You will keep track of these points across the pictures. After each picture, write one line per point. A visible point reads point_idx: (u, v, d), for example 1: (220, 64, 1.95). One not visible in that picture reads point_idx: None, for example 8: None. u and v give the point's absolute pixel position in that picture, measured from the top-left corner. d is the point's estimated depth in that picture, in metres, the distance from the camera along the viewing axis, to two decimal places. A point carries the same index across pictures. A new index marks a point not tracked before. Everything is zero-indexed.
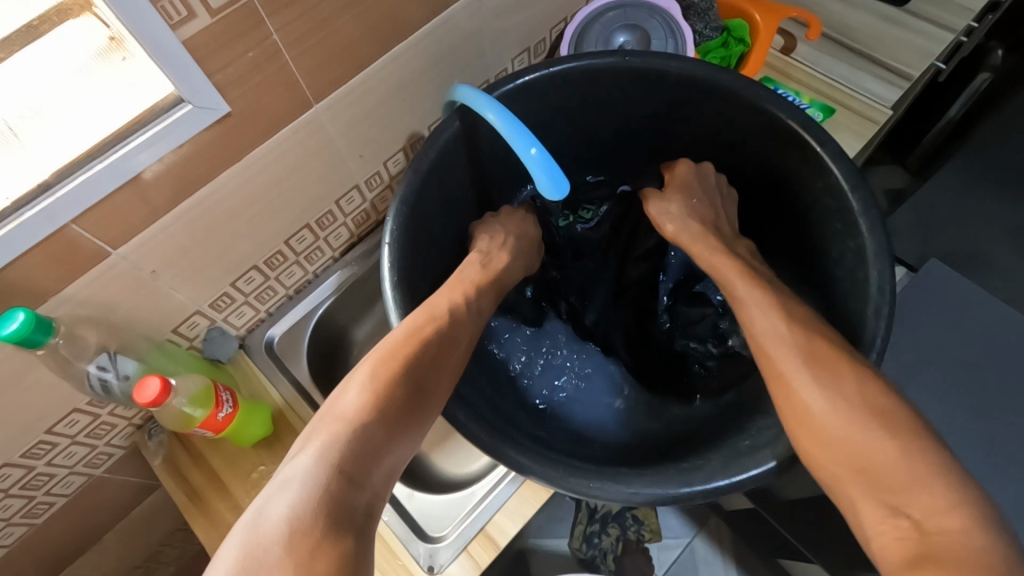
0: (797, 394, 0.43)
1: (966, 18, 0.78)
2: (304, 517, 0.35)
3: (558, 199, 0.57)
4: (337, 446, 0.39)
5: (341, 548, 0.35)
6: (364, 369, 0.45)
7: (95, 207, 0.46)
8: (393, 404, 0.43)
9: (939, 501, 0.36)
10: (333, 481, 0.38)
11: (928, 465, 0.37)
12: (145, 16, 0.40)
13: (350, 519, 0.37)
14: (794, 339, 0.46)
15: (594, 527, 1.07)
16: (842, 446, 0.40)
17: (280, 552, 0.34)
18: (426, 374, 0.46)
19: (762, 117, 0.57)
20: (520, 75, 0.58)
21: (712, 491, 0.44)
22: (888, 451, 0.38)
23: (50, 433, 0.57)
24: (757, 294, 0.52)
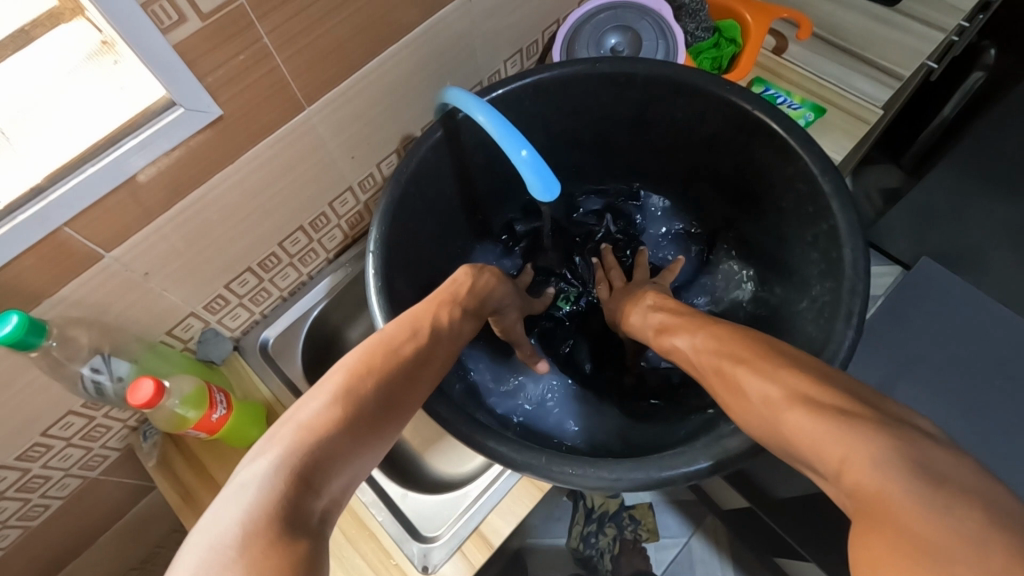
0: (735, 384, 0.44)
1: (956, 18, 0.78)
2: (259, 520, 0.33)
3: (548, 200, 0.57)
4: (299, 450, 0.37)
5: (297, 551, 0.32)
6: (332, 377, 0.43)
7: (89, 210, 0.47)
8: (362, 408, 0.41)
9: (843, 459, 0.35)
10: (292, 485, 0.35)
11: (832, 424, 0.37)
12: (135, 20, 0.40)
13: (307, 525, 0.34)
14: (720, 345, 0.48)
15: (592, 527, 1.10)
16: (772, 433, 0.41)
17: (231, 558, 0.31)
18: (398, 377, 0.44)
19: (736, 112, 0.60)
20: (496, 87, 0.60)
21: (695, 475, 0.45)
22: (807, 419, 0.38)
23: (45, 435, 0.57)
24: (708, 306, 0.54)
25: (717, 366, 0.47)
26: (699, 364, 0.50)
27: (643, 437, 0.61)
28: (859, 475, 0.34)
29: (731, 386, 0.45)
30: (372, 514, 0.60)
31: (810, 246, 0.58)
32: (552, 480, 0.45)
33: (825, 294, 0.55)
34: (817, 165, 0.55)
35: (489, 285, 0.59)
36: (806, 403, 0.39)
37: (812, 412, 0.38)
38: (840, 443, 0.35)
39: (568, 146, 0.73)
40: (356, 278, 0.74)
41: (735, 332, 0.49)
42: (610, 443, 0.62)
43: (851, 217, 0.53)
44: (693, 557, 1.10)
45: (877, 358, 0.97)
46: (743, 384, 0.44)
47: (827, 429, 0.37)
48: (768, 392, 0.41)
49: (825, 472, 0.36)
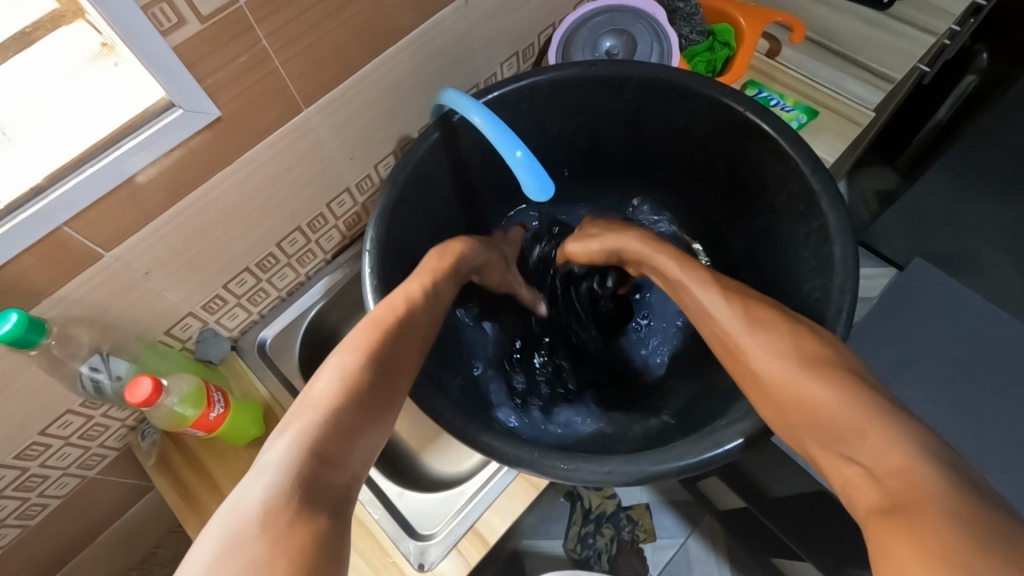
0: (752, 363, 0.48)
1: (946, 22, 0.80)
2: (279, 497, 0.36)
3: (543, 200, 0.58)
4: (312, 431, 0.40)
5: (317, 522, 0.35)
6: (335, 361, 0.46)
7: (89, 210, 0.47)
8: (363, 390, 0.44)
9: (886, 443, 0.40)
10: (307, 463, 0.38)
11: (871, 411, 0.42)
12: (136, 22, 0.40)
13: (325, 499, 0.37)
14: (745, 313, 0.51)
15: (589, 528, 1.11)
16: (791, 402, 0.45)
17: (257, 531, 0.34)
18: (393, 355, 0.48)
19: (728, 114, 0.61)
20: (491, 90, 0.61)
21: (695, 467, 0.45)
22: (839, 404, 0.43)
23: (44, 434, 0.57)
24: (694, 274, 0.56)
25: (745, 330, 0.50)
26: (712, 331, 0.53)
27: (630, 433, 0.62)
28: (898, 459, 0.38)
29: (756, 352, 0.48)
30: (369, 512, 0.60)
31: (803, 243, 0.59)
32: (545, 475, 0.46)
33: (816, 294, 0.55)
34: (808, 165, 0.56)
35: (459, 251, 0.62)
36: (848, 384, 0.43)
37: (851, 391, 0.43)
38: (881, 430, 0.40)
39: (564, 149, 0.73)
40: (354, 278, 0.75)
41: (757, 301, 0.52)
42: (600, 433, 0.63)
43: (841, 215, 0.53)
44: (690, 556, 1.11)
45: (871, 358, 0.98)
46: (767, 351, 0.48)
47: (872, 415, 0.41)
48: (804, 364, 0.45)
49: (854, 451, 0.41)
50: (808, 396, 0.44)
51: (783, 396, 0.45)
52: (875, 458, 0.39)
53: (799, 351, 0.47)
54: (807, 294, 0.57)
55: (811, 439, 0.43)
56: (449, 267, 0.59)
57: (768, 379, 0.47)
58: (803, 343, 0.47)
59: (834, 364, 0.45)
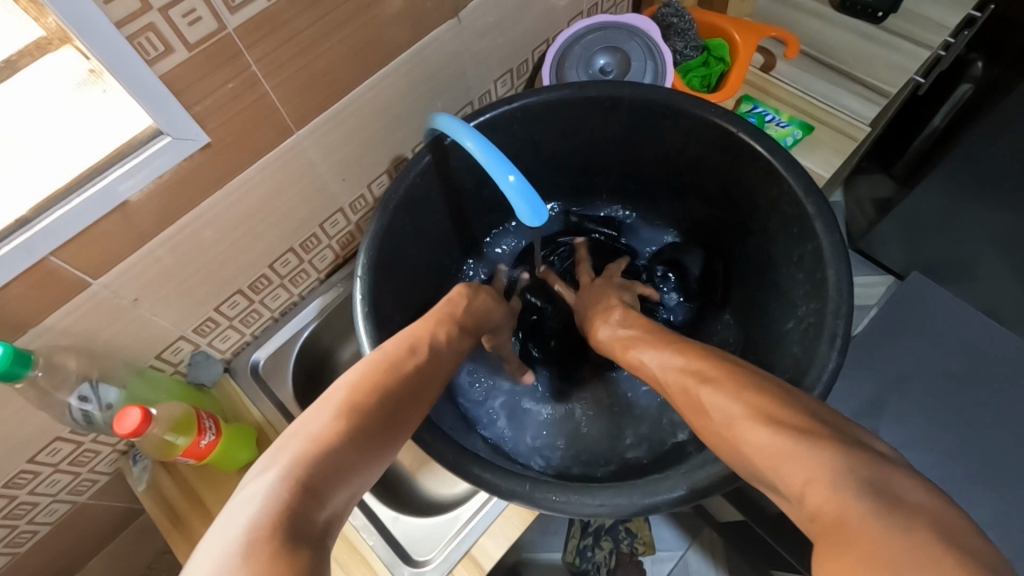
0: (696, 419, 0.48)
1: (941, 35, 0.80)
2: (263, 527, 0.34)
3: (536, 225, 0.57)
4: (304, 461, 0.39)
5: (299, 557, 0.33)
6: (337, 393, 0.46)
7: (76, 239, 0.46)
8: (362, 423, 0.43)
9: (804, 477, 0.37)
10: (297, 494, 0.37)
11: (795, 442, 0.39)
12: (121, 50, 0.40)
13: (309, 534, 0.35)
14: (690, 366, 0.51)
15: (587, 541, 1.05)
16: (728, 451, 0.44)
17: (235, 563, 0.33)
18: (391, 389, 0.47)
19: (722, 136, 0.60)
20: (484, 111, 0.61)
21: (707, 487, 0.45)
22: (775, 445, 0.40)
23: (33, 462, 0.57)
24: (649, 338, 0.58)
25: (681, 383, 0.51)
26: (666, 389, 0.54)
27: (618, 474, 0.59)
28: (822, 492, 0.36)
29: (696, 409, 0.48)
30: (362, 537, 0.59)
31: (797, 266, 0.58)
32: (536, 506, 0.45)
33: (808, 326, 0.55)
34: (802, 188, 0.55)
35: (487, 304, 0.63)
36: (770, 421, 0.42)
37: (775, 429, 0.41)
38: (800, 461, 0.38)
39: (557, 168, 0.73)
40: (348, 298, 0.74)
41: (711, 354, 0.52)
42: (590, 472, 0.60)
43: (836, 239, 0.53)
44: (691, 569, 1.11)
45: (868, 371, 0.97)
46: (705, 403, 0.47)
47: (796, 449, 0.39)
48: (733, 411, 0.44)
49: (785, 489, 0.39)
50: (739, 440, 0.43)
51: (717, 445, 0.45)
52: (803, 491, 0.37)
53: (742, 398, 0.45)
54: (801, 319, 0.57)
55: (758, 482, 0.42)
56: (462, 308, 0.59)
57: (711, 425, 0.46)
58: (744, 393, 0.45)
59: (771, 402, 0.43)
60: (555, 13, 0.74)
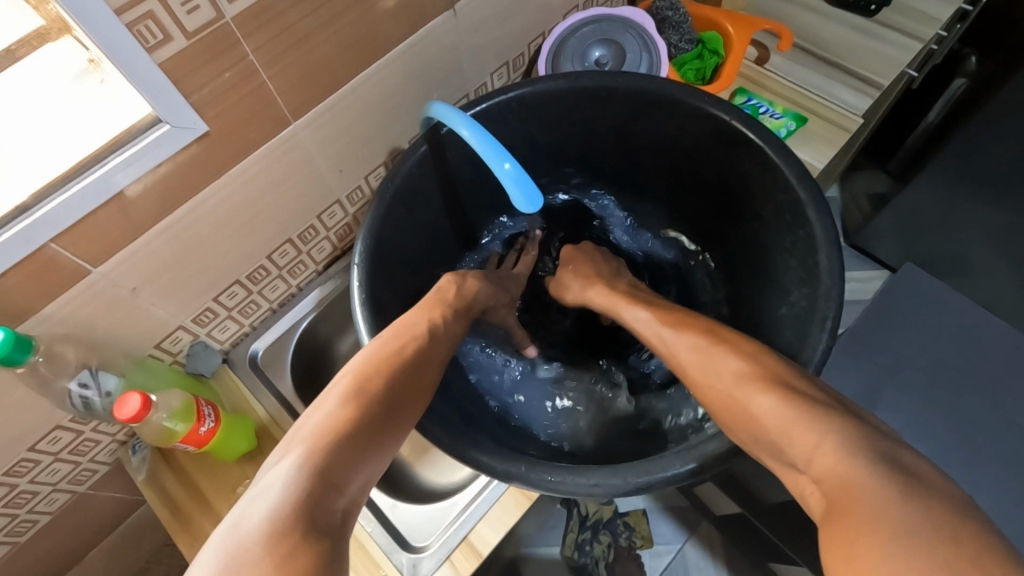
0: (699, 387, 0.50)
1: (934, 27, 0.80)
2: (283, 516, 0.36)
3: (531, 211, 0.59)
4: (318, 451, 0.41)
5: (319, 545, 0.36)
6: (344, 381, 0.47)
7: (75, 226, 0.47)
8: (371, 411, 0.45)
9: (813, 445, 0.40)
10: (314, 484, 0.39)
11: (802, 414, 0.42)
12: (120, 38, 0.40)
13: (327, 522, 0.37)
14: (697, 339, 0.53)
15: (586, 535, 1.10)
16: (733, 415, 0.46)
17: (259, 551, 0.34)
18: (392, 383, 0.48)
19: (715, 126, 0.61)
20: (481, 100, 0.61)
21: (681, 477, 0.45)
22: (781, 414, 0.43)
23: (33, 451, 0.57)
24: (646, 314, 0.60)
25: (690, 354, 0.53)
26: (670, 363, 0.55)
27: (618, 454, 0.59)
28: (831, 460, 0.39)
29: (700, 374, 0.50)
30: (361, 525, 0.60)
31: (790, 253, 0.59)
32: (534, 487, 0.45)
33: (801, 312, 0.55)
34: (795, 175, 0.56)
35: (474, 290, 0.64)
36: (779, 390, 0.44)
37: (784, 398, 0.44)
38: (811, 431, 0.41)
39: (553, 158, 0.73)
40: (345, 290, 0.75)
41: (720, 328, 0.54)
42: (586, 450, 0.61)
43: (828, 225, 0.54)
44: (688, 562, 1.11)
45: (863, 363, 0.98)
46: (715, 370, 0.50)
47: (803, 419, 0.41)
48: (742, 382, 0.47)
49: (792, 458, 0.41)
50: (748, 409, 0.45)
51: (717, 411, 0.48)
52: (812, 460, 0.40)
53: (748, 368, 0.48)
54: (793, 304, 0.58)
55: (758, 447, 0.44)
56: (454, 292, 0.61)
57: (715, 389, 0.49)
58: (749, 364, 0.48)
59: (777, 376, 0.46)
60: (550, 7, 0.74)
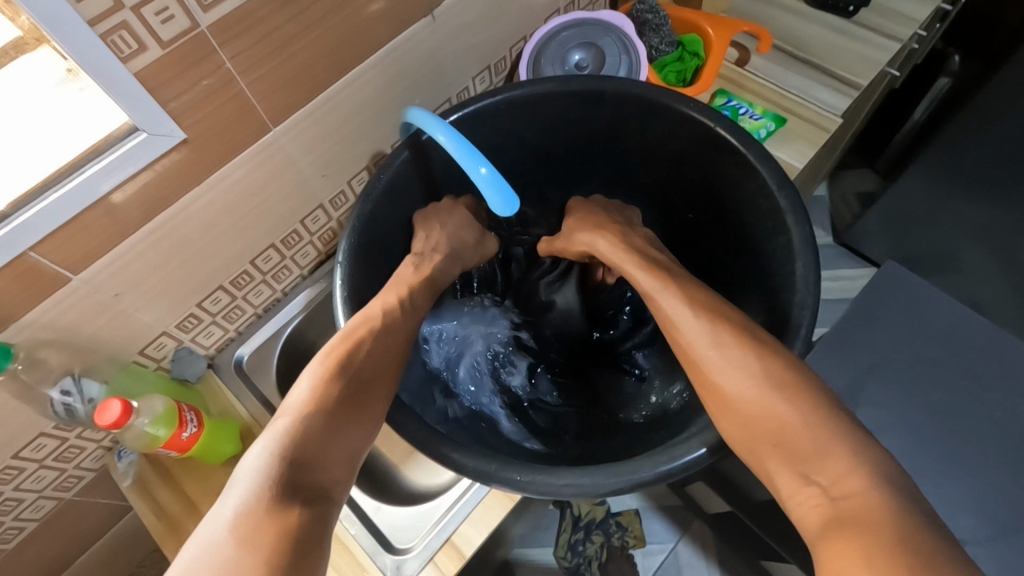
0: (712, 380, 0.49)
1: (912, 27, 0.81)
2: (249, 501, 0.38)
3: (508, 214, 0.59)
4: (284, 437, 0.42)
5: (287, 523, 0.37)
6: (312, 370, 0.48)
7: (55, 233, 0.47)
8: (336, 394, 0.46)
9: (846, 466, 0.41)
10: (280, 467, 0.40)
11: (838, 434, 0.43)
12: (94, 49, 0.41)
13: (297, 500, 0.39)
14: (712, 326, 0.51)
15: (579, 536, 1.10)
16: (759, 419, 0.45)
17: (227, 536, 0.36)
18: (369, 366, 0.49)
19: (697, 129, 0.62)
20: (466, 105, 0.62)
21: (675, 470, 0.46)
22: (810, 429, 0.43)
23: (17, 458, 0.58)
24: (656, 283, 0.57)
25: (708, 340, 0.50)
26: (678, 344, 0.53)
27: (592, 453, 0.60)
28: (854, 482, 0.40)
29: (718, 367, 0.49)
30: (345, 527, 0.60)
31: (770, 259, 0.60)
32: (507, 487, 0.46)
33: (777, 320, 0.56)
34: (775, 183, 0.57)
35: (436, 264, 0.64)
36: (811, 403, 0.45)
37: (818, 415, 0.44)
38: (844, 454, 0.42)
39: (537, 161, 0.74)
40: (331, 294, 0.76)
41: (734, 316, 0.52)
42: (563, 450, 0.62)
43: (805, 231, 0.55)
44: (680, 561, 1.11)
45: (849, 360, 0.98)
46: (733, 365, 0.48)
47: (830, 433, 0.43)
48: (772, 387, 0.46)
49: (814, 473, 0.42)
50: (775, 418, 0.45)
51: (721, 413, 0.47)
52: (833, 480, 0.41)
53: (766, 371, 0.46)
54: (770, 309, 0.59)
55: (772, 457, 0.44)
56: (426, 281, 0.62)
57: (733, 388, 0.47)
58: (770, 369, 0.46)
59: (794, 381, 0.46)
60: (531, 10, 0.75)
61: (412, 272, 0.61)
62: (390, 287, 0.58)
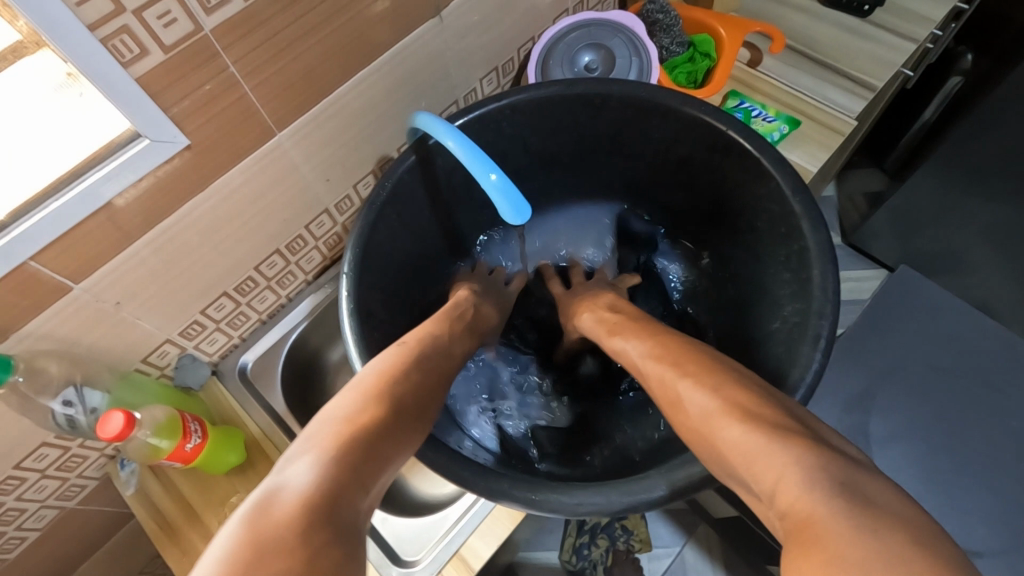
0: (671, 411, 0.50)
1: (927, 28, 0.79)
2: (314, 511, 0.37)
3: (519, 222, 0.59)
4: (346, 448, 0.41)
5: (349, 544, 0.36)
6: (365, 383, 0.48)
7: (56, 242, 0.46)
8: (393, 413, 0.46)
9: (779, 472, 0.39)
10: (345, 480, 0.39)
11: (773, 439, 0.41)
12: (95, 54, 0.40)
13: (356, 521, 0.38)
14: (671, 359, 0.53)
15: (584, 539, 1.07)
16: (706, 446, 0.45)
17: (288, 543, 0.34)
18: (422, 393, 0.50)
19: (706, 132, 0.60)
20: (471, 109, 0.60)
21: (687, 486, 0.46)
22: (751, 447, 0.42)
23: (19, 468, 0.57)
24: (622, 331, 0.60)
25: (660, 376, 0.52)
26: (644, 381, 0.55)
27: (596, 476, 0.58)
28: (793, 491, 0.38)
29: (671, 402, 0.50)
30: None
31: (783, 266, 0.58)
32: (519, 505, 0.45)
33: (793, 329, 0.55)
34: (789, 188, 0.55)
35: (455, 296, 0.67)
36: (746, 416, 0.43)
37: (751, 427, 0.43)
38: (777, 458, 0.40)
39: (545, 166, 0.73)
40: (336, 299, 0.74)
41: (690, 352, 0.53)
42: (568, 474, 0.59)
43: (821, 237, 0.53)
44: (686, 565, 1.10)
45: (860, 365, 0.97)
46: (682, 399, 0.49)
47: (767, 446, 0.41)
48: (710, 411, 0.46)
49: (759, 488, 0.41)
50: (715, 439, 0.44)
51: (688, 440, 0.47)
52: (775, 492, 0.39)
53: (721, 395, 0.46)
54: (785, 317, 0.57)
55: (731, 478, 0.43)
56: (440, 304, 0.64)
57: (686, 419, 0.48)
58: (720, 391, 0.47)
59: (741, 403, 0.45)
60: (538, 11, 0.74)
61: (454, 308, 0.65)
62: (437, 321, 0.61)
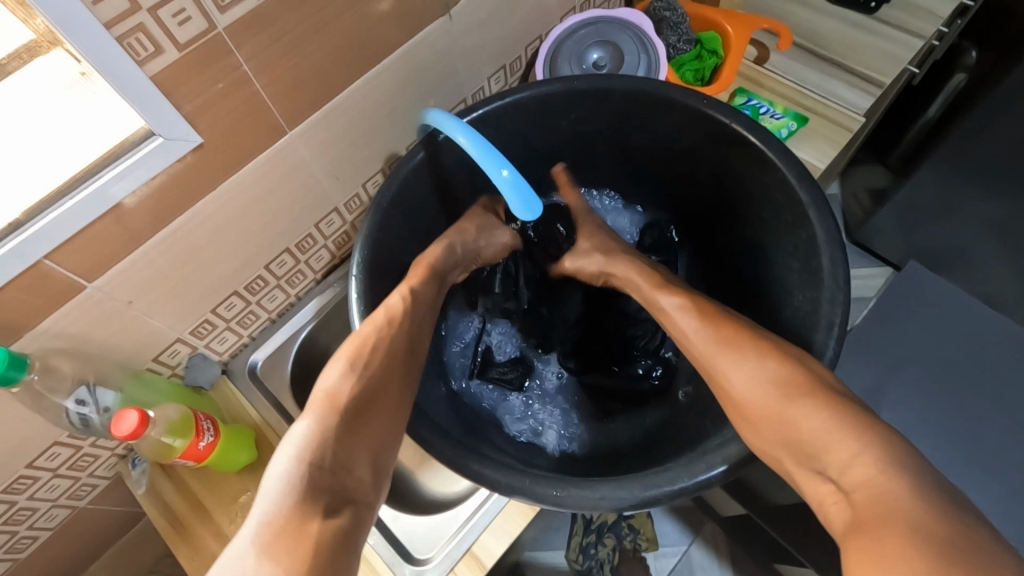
0: (723, 380, 0.52)
1: (933, 23, 0.79)
2: (281, 510, 0.40)
3: (530, 218, 0.59)
4: (310, 445, 0.44)
5: (319, 534, 0.39)
6: (330, 372, 0.50)
7: (70, 242, 0.46)
8: (356, 399, 0.48)
9: (851, 454, 0.43)
10: (310, 474, 0.43)
11: (844, 423, 0.44)
12: (111, 52, 0.40)
13: (327, 508, 0.41)
14: (720, 330, 0.54)
15: (591, 538, 1.04)
16: (769, 421, 0.47)
17: (259, 543, 0.39)
18: (385, 367, 0.51)
19: (710, 125, 0.60)
20: (475, 108, 0.60)
21: (706, 482, 0.45)
22: (831, 431, 0.44)
23: (31, 467, 0.57)
24: (675, 302, 0.59)
25: (712, 347, 0.53)
26: (690, 350, 0.56)
27: (618, 459, 0.60)
28: (862, 474, 0.42)
29: (722, 373, 0.52)
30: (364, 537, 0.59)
31: (792, 256, 0.58)
32: (537, 501, 0.45)
33: (806, 319, 0.54)
34: (796, 178, 0.55)
35: (437, 255, 0.64)
36: (820, 397, 0.46)
37: (825, 410, 0.45)
38: (849, 440, 0.43)
39: (550, 161, 0.73)
40: (344, 298, 0.74)
41: (745, 326, 0.54)
42: (585, 462, 0.60)
43: (831, 229, 0.53)
44: (693, 564, 1.10)
45: (867, 362, 0.97)
46: (740, 372, 0.51)
47: (841, 430, 0.44)
48: (778, 389, 0.47)
49: (824, 466, 0.44)
50: (785, 417, 0.47)
51: (745, 415, 0.48)
52: (842, 474, 0.43)
53: (782, 374, 0.48)
54: (797, 306, 0.57)
55: (786, 454, 0.46)
56: (442, 275, 0.63)
57: (746, 397, 0.49)
58: (785, 367, 0.48)
59: (813, 380, 0.47)
60: (546, 9, 0.74)
61: (435, 257, 0.63)
62: (418, 274, 0.60)
